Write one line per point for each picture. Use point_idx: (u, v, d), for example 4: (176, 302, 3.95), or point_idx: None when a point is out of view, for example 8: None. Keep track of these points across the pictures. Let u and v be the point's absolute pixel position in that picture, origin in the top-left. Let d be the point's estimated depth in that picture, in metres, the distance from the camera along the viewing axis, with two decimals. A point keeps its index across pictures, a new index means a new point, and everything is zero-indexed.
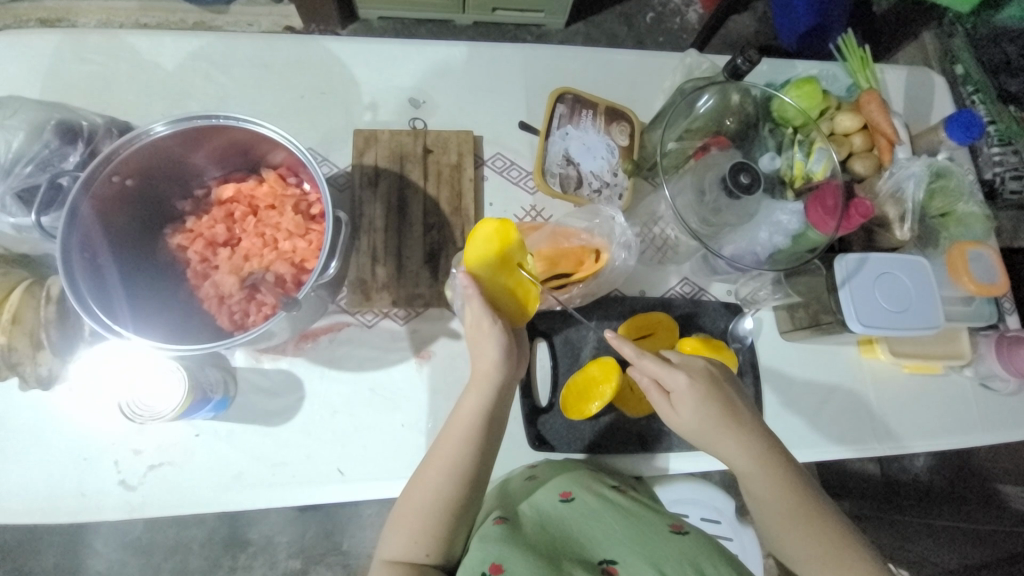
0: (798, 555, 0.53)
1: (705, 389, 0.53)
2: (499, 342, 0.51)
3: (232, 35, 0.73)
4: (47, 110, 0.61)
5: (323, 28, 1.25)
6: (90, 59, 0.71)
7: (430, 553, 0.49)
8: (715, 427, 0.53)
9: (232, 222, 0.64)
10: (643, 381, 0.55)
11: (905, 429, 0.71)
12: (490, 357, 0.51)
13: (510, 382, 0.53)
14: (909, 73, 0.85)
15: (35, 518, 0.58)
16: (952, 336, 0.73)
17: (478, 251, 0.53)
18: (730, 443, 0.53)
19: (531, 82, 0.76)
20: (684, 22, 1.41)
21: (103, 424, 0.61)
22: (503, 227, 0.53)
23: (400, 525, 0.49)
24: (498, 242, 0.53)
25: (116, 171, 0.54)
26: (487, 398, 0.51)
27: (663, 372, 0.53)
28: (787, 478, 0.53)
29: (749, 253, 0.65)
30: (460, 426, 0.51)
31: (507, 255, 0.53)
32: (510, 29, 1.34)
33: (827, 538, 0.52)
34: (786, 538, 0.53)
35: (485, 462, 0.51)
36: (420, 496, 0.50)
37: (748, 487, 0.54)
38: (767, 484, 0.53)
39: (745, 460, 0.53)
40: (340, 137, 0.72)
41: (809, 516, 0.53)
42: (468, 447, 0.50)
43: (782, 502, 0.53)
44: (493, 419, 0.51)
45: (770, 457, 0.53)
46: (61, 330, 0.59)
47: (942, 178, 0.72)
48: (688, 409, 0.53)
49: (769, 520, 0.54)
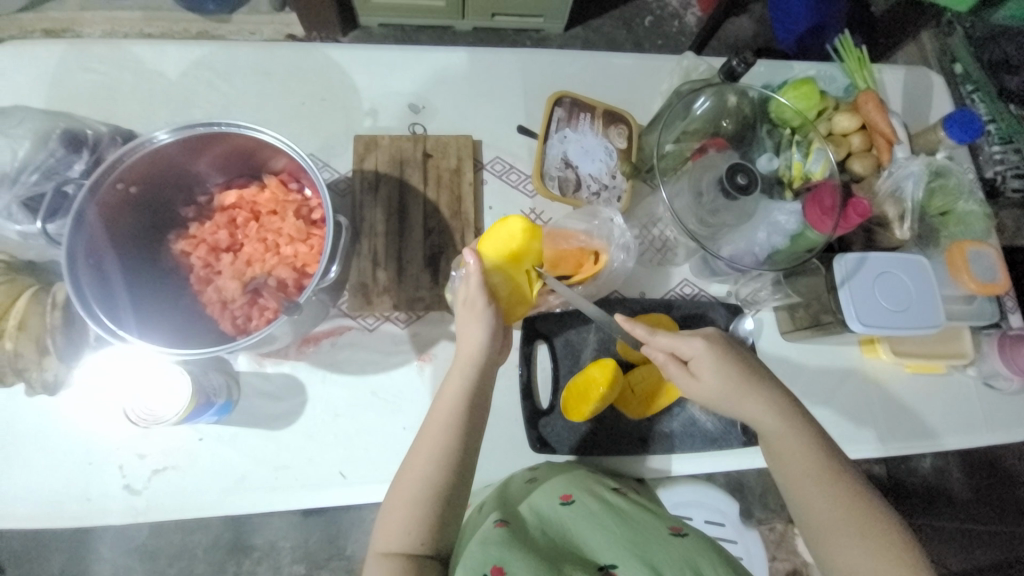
0: (826, 525, 0.50)
1: (723, 350, 0.54)
2: (487, 324, 0.53)
3: (234, 44, 0.74)
4: (53, 119, 0.62)
5: (324, 36, 1.27)
6: (94, 68, 0.72)
7: (425, 542, 0.48)
8: (738, 384, 0.53)
9: (234, 227, 0.65)
10: (659, 358, 0.55)
11: (908, 429, 0.71)
12: (474, 337, 0.53)
13: (492, 363, 0.55)
14: (907, 73, 0.85)
15: (41, 522, 0.58)
16: (954, 335, 0.73)
17: (495, 246, 0.53)
18: (757, 401, 0.53)
19: (530, 87, 0.77)
20: (683, 25, 1.42)
21: (108, 429, 0.61)
22: (528, 232, 0.53)
23: (392, 515, 0.49)
24: (516, 243, 0.53)
25: (120, 179, 0.55)
26: (469, 377, 0.53)
27: (679, 341, 0.54)
28: (812, 433, 0.53)
29: (747, 254, 0.65)
30: (446, 408, 0.52)
31: (520, 257, 0.53)
32: (509, 35, 1.36)
33: (854, 501, 0.50)
34: (815, 502, 0.50)
35: (471, 446, 0.52)
36: (412, 485, 0.49)
37: (773, 446, 0.53)
38: (791, 439, 0.52)
39: (771, 415, 0.53)
40: (341, 144, 0.73)
41: (836, 477, 0.51)
42: (451, 425, 0.51)
43: (807, 460, 0.51)
44: (475, 401, 0.53)
45: (792, 415, 0.53)
46: (67, 336, 0.60)
47: (940, 177, 0.73)
48: (711, 372, 0.53)
49: (796, 482, 0.51)
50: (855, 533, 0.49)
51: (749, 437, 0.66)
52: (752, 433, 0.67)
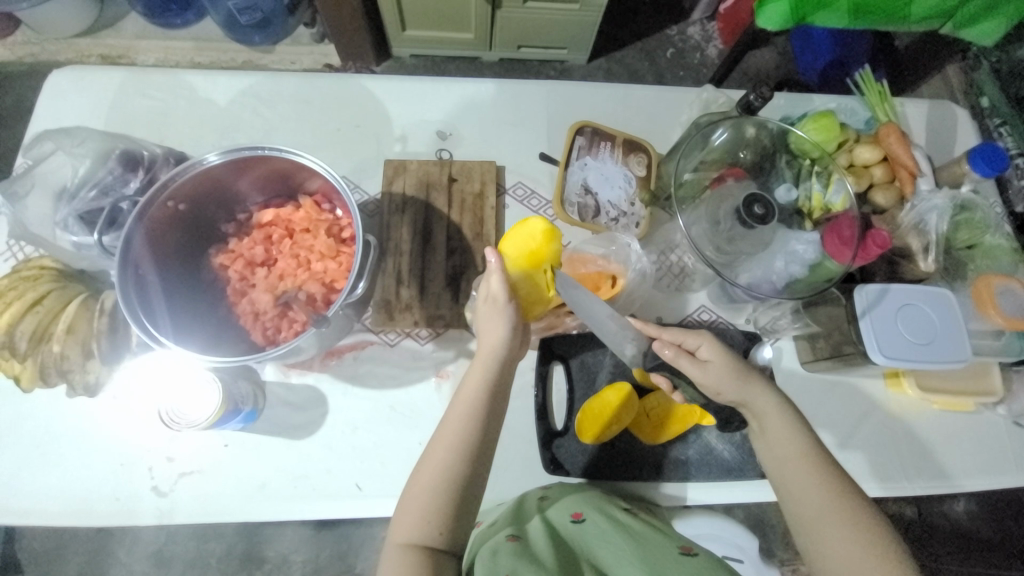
0: (816, 511, 0.49)
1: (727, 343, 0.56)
2: (508, 321, 0.55)
3: (278, 74, 0.79)
4: (113, 141, 0.67)
5: (359, 66, 1.34)
6: (151, 94, 0.78)
7: (442, 532, 0.49)
8: (740, 367, 0.54)
9: (270, 243, 0.68)
10: (667, 350, 0.55)
11: (936, 468, 0.68)
12: (495, 332, 0.55)
13: (511, 360, 0.56)
14: (930, 106, 0.86)
15: (73, 519, 0.61)
16: (983, 371, 0.71)
17: (517, 245, 0.58)
18: (761, 386, 0.54)
19: (553, 116, 0.80)
20: (704, 57, 1.45)
21: (141, 431, 0.64)
22: (547, 234, 0.58)
23: (410, 506, 0.50)
24: (538, 242, 0.58)
25: (170, 197, 0.60)
26: (489, 370, 0.54)
27: (687, 334, 0.56)
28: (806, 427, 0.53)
29: (765, 282, 0.66)
30: (467, 400, 0.53)
31: (538, 255, 0.58)
32: (534, 66, 1.42)
33: (848, 491, 0.50)
34: (808, 486, 0.50)
35: (487, 446, 0.53)
36: (430, 475, 0.50)
37: (766, 430, 0.53)
38: (785, 423, 0.53)
39: (768, 399, 0.54)
40: (371, 167, 0.77)
41: (829, 466, 0.51)
42: (472, 421, 0.52)
43: (800, 445, 0.52)
44: (494, 397, 0.54)
45: (787, 404, 0.54)
46: (111, 340, 0.63)
47: (966, 211, 0.72)
48: (719, 356, 0.55)
49: (788, 466, 0.52)
50: (844, 521, 0.48)
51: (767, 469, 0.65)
52: None
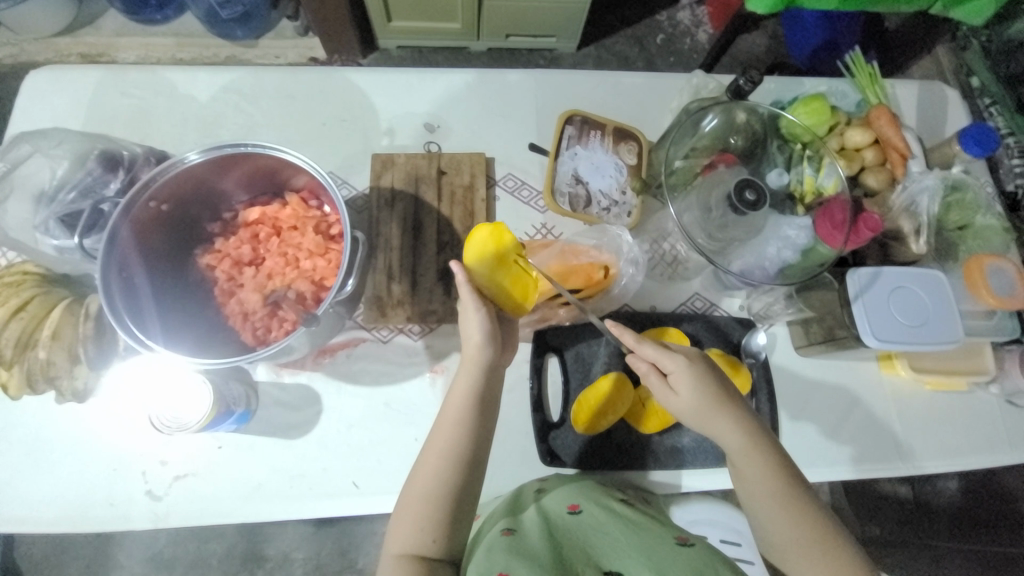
0: (787, 547, 0.51)
1: (701, 369, 0.54)
2: (482, 323, 0.54)
3: (260, 69, 0.78)
4: (92, 141, 0.66)
5: (344, 59, 1.32)
6: (130, 93, 0.76)
7: (436, 540, 0.50)
8: (710, 405, 0.53)
9: (257, 242, 0.67)
10: (641, 368, 0.56)
11: (929, 448, 0.69)
12: (475, 343, 0.54)
13: (496, 364, 0.56)
14: (920, 87, 0.85)
15: (67, 526, 0.61)
16: (975, 351, 0.71)
17: (475, 254, 0.57)
18: (727, 419, 0.53)
19: (542, 106, 0.79)
20: (694, 42, 1.44)
21: (133, 435, 0.64)
22: (496, 231, 0.58)
23: (404, 516, 0.51)
24: (494, 243, 0.57)
25: (152, 198, 0.58)
26: (474, 378, 0.54)
27: (661, 355, 0.54)
28: (773, 456, 0.53)
29: (758, 268, 0.65)
30: (455, 408, 0.54)
31: (501, 252, 0.57)
32: (523, 55, 1.40)
33: (815, 520, 0.52)
34: (776, 521, 0.52)
35: (480, 449, 0.53)
36: (425, 483, 0.51)
37: (738, 468, 0.53)
38: (757, 461, 0.52)
39: (734, 432, 0.53)
40: (359, 162, 0.76)
41: (801, 500, 0.52)
42: (464, 427, 0.53)
43: (774, 483, 0.52)
44: (483, 404, 0.54)
45: (759, 439, 0.53)
46: (98, 345, 0.62)
47: (956, 191, 0.72)
48: (687, 388, 0.53)
49: (762, 505, 0.52)
50: (812, 551, 0.51)
51: None
52: None
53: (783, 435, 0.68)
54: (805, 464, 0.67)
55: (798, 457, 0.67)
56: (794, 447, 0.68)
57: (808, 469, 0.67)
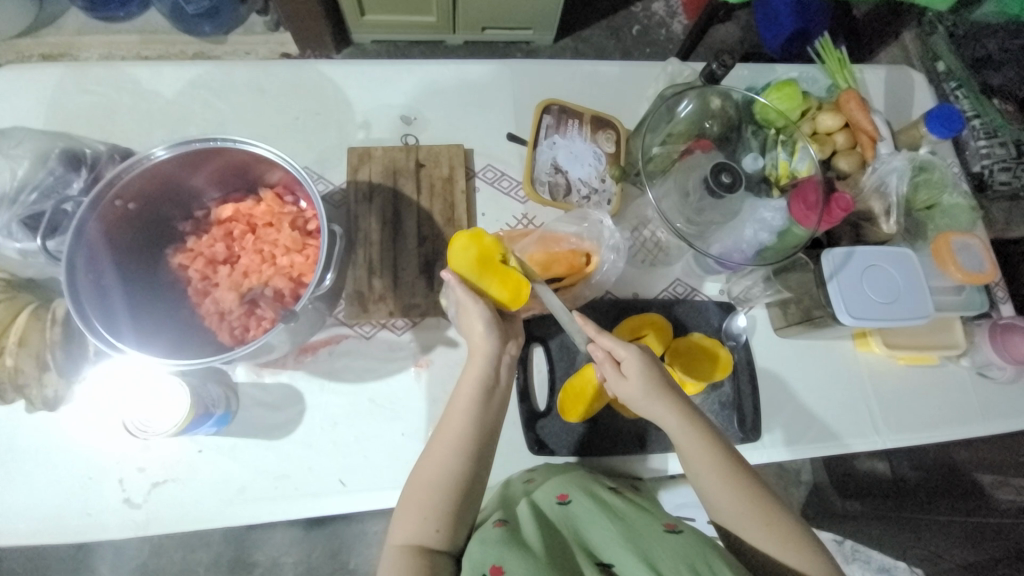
0: (740, 522, 0.53)
1: (648, 354, 0.56)
2: (485, 317, 0.55)
3: (229, 63, 0.75)
4: (52, 139, 0.63)
5: (318, 54, 1.29)
6: (92, 90, 0.74)
7: (440, 530, 0.50)
8: (657, 387, 0.54)
9: (231, 240, 0.66)
10: (598, 355, 0.56)
11: (905, 421, 0.71)
12: (479, 333, 0.55)
13: (501, 354, 0.56)
14: (887, 71, 0.87)
15: (41, 539, 0.59)
16: (946, 326, 0.74)
17: (460, 261, 0.57)
18: (670, 401, 0.55)
19: (519, 96, 0.79)
20: (669, 33, 1.45)
21: (107, 443, 0.62)
22: (476, 235, 0.57)
23: (409, 507, 0.51)
24: (473, 247, 0.57)
25: (118, 196, 0.56)
26: (477, 365, 0.55)
27: (615, 343, 0.55)
28: (713, 434, 0.55)
29: (736, 251, 0.66)
30: (461, 397, 0.54)
31: (486, 254, 0.57)
32: (500, 48, 1.39)
33: (760, 495, 0.53)
34: (725, 497, 0.53)
35: (488, 436, 0.54)
36: (429, 473, 0.52)
37: (682, 449, 0.55)
38: (698, 441, 0.54)
39: (677, 414, 0.55)
40: (334, 156, 0.74)
41: (745, 477, 0.54)
42: (468, 416, 0.53)
43: (720, 460, 0.54)
44: (489, 393, 0.54)
45: (700, 419, 0.55)
46: (66, 350, 0.60)
47: (924, 171, 0.74)
48: (637, 372, 0.54)
49: (708, 482, 0.54)
50: (761, 524, 0.53)
51: (747, 434, 0.67)
52: (748, 429, 0.67)
53: (766, 415, 0.69)
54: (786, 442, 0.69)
55: (780, 436, 0.69)
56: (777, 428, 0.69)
57: (790, 448, 0.69)
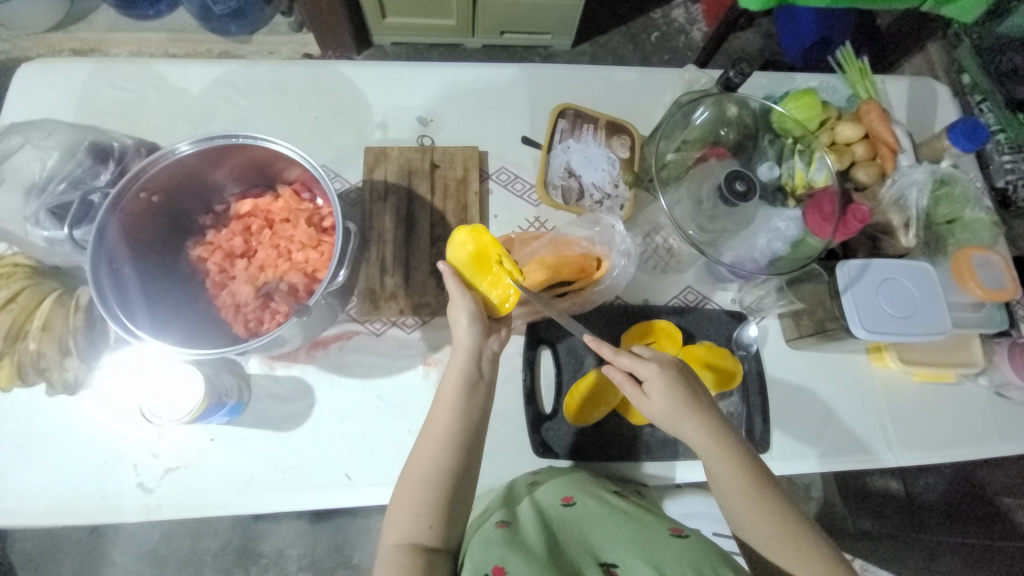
0: (766, 545, 0.53)
1: (674, 373, 0.55)
2: (469, 310, 0.56)
3: (253, 62, 0.77)
4: (81, 132, 0.65)
5: (339, 55, 1.32)
6: (121, 85, 0.76)
7: (433, 526, 0.51)
8: (681, 408, 0.54)
9: (249, 234, 0.67)
10: (616, 376, 0.56)
11: (919, 439, 0.70)
12: (462, 327, 0.56)
13: (485, 347, 0.57)
14: (910, 83, 0.86)
15: (57, 519, 0.60)
16: (964, 343, 0.72)
17: (457, 254, 0.59)
18: (695, 422, 0.54)
19: (535, 100, 0.79)
20: (689, 40, 1.44)
21: (124, 428, 0.63)
22: (476, 233, 0.59)
23: (402, 503, 0.51)
24: (471, 244, 0.59)
25: (143, 188, 0.58)
26: (464, 360, 0.56)
27: (634, 362, 0.55)
28: (742, 456, 0.54)
29: (748, 260, 0.66)
30: (449, 392, 0.55)
31: (483, 251, 0.58)
32: (518, 52, 1.40)
33: (788, 519, 0.53)
34: (752, 520, 0.53)
35: (479, 434, 0.55)
36: (420, 469, 0.52)
37: (711, 468, 0.54)
38: (728, 464, 0.53)
39: (703, 436, 0.54)
40: (351, 155, 0.76)
41: (773, 501, 0.53)
42: (456, 410, 0.54)
43: (746, 484, 0.53)
44: (472, 384, 0.55)
45: (728, 440, 0.54)
46: (88, 336, 0.62)
47: (946, 185, 0.73)
48: (660, 393, 0.54)
49: (734, 502, 0.53)
50: (788, 549, 0.52)
51: (756, 444, 0.66)
52: (757, 440, 0.67)
53: (775, 427, 0.68)
54: (795, 454, 0.68)
55: (789, 448, 0.68)
56: (787, 441, 0.68)
57: (798, 462, 0.68)
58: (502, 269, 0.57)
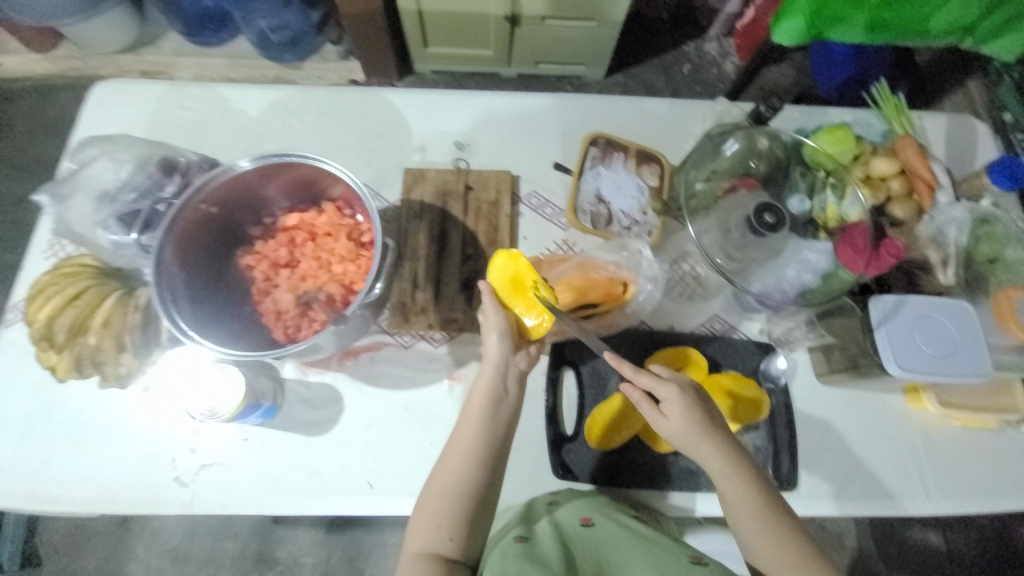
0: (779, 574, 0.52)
1: (692, 395, 0.54)
2: (499, 327, 0.57)
3: (307, 88, 0.84)
4: (152, 148, 0.71)
5: (382, 81, 1.40)
6: (188, 106, 0.83)
7: (453, 538, 0.51)
8: (698, 430, 0.53)
9: (293, 246, 0.71)
10: (634, 396, 0.55)
11: (958, 487, 0.67)
12: (492, 342, 0.57)
13: (513, 367, 0.58)
14: (948, 120, 0.85)
15: (98, 506, 0.64)
16: (1007, 388, 0.69)
17: (495, 275, 0.62)
18: (712, 445, 0.53)
19: (568, 128, 0.82)
20: (721, 73, 1.47)
21: (166, 424, 0.67)
22: (513, 258, 0.61)
23: (424, 514, 0.52)
24: (509, 268, 0.61)
25: (203, 200, 0.63)
26: (490, 376, 0.57)
27: (656, 382, 0.54)
28: (755, 481, 0.53)
29: (777, 290, 0.65)
30: (475, 406, 0.56)
31: (520, 275, 0.60)
32: (551, 81, 1.45)
33: (801, 548, 0.52)
34: (765, 548, 0.52)
35: (501, 450, 0.56)
36: (442, 481, 0.53)
37: (724, 492, 0.53)
38: (742, 487, 0.53)
39: (718, 459, 0.53)
40: (391, 176, 0.80)
41: (786, 528, 0.52)
42: (480, 426, 0.55)
43: (760, 509, 0.52)
44: (496, 400, 0.56)
45: (743, 465, 0.54)
46: (143, 334, 0.67)
47: (985, 224, 0.72)
48: (679, 414, 0.53)
49: (747, 528, 0.53)
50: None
51: (782, 481, 0.65)
52: (783, 476, 0.65)
53: (803, 464, 0.66)
54: (823, 494, 0.65)
55: (817, 487, 0.66)
56: (815, 479, 0.66)
57: (826, 502, 0.65)
58: (538, 294, 0.59)
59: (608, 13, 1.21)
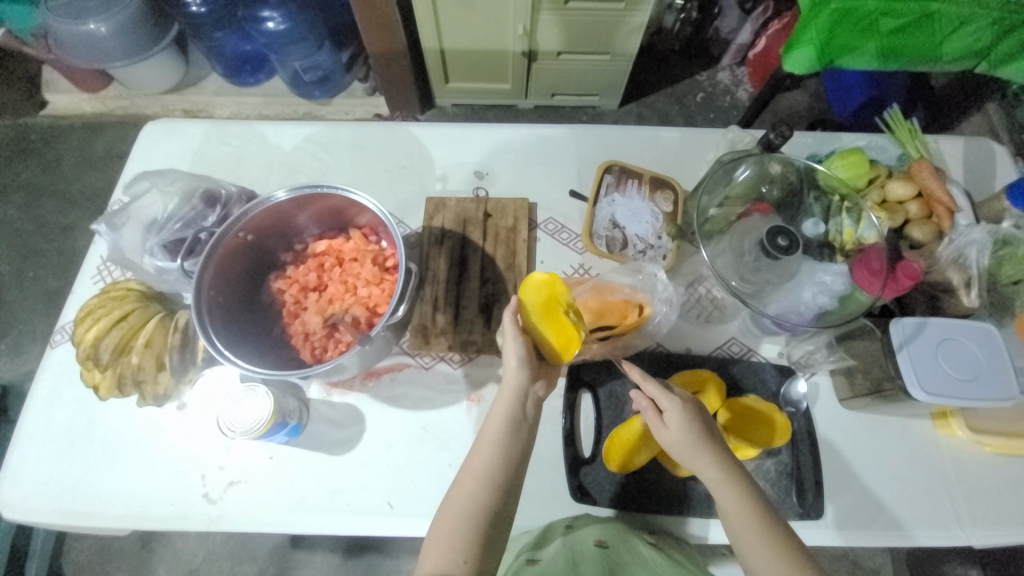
0: None
1: (693, 408, 0.56)
2: (519, 352, 0.59)
3: (337, 123, 0.89)
4: (197, 180, 0.76)
5: (405, 115, 1.47)
6: (227, 142, 0.89)
7: (467, 561, 0.51)
8: (698, 441, 0.54)
9: (322, 271, 0.75)
10: (639, 403, 0.57)
11: (998, 519, 0.64)
12: (513, 367, 0.59)
13: (530, 389, 0.59)
14: (965, 143, 0.85)
15: (131, 521, 0.66)
16: None
17: (530, 296, 0.59)
18: (711, 458, 0.54)
19: (583, 157, 0.85)
20: (734, 100, 1.50)
21: (197, 441, 0.70)
22: (552, 280, 0.60)
23: (439, 535, 0.53)
24: (546, 289, 0.59)
25: (242, 229, 0.68)
26: (508, 397, 0.58)
27: (660, 393, 0.57)
28: (756, 500, 0.53)
29: (794, 312, 0.66)
30: (494, 428, 0.57)
31: (555, 299, 0.59)
32: (567, 111, 1.51)
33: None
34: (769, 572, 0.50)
35: (518, 472, 0.56)
36: (459, 501, 0.54)
37: (725, 509, 0.53)
38: (743, 504, 0.52)
39: (719, 474, 0.53)
40: (414, 204, 0.84)
41: (791, 555, 0.51)
42: (499, 446, 0.56)
43: (762, 530, 0.51)
44: (515, 422, 0.58)
45: (744, 482, 0.54)
46: (181, 354, 0.70)
47: (1008, 245, 0.69)
48: (678, 424, 0.55)
49: (750, 549, 0.51)
50: None
51: (806, 509, 0.63)
52: (808, 504, 0.63)
53: (828, 492, 0.65)
54: (851, 524, 0.63)
55: (843, 516, 0.64)
56: (842, 508, 0.64)
57: (856, 532, 0.63)
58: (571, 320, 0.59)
59: (620, 47, 1.26)
